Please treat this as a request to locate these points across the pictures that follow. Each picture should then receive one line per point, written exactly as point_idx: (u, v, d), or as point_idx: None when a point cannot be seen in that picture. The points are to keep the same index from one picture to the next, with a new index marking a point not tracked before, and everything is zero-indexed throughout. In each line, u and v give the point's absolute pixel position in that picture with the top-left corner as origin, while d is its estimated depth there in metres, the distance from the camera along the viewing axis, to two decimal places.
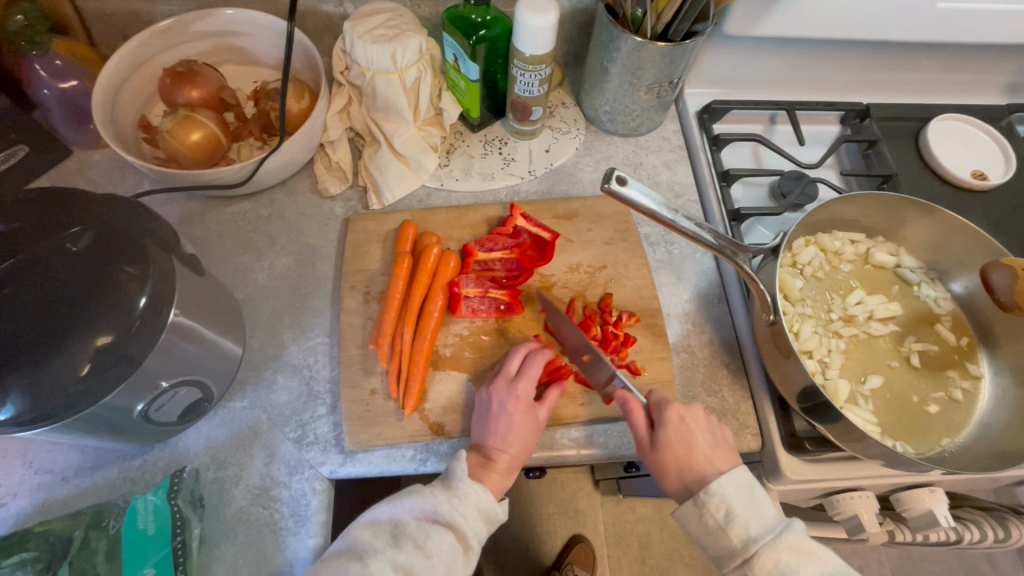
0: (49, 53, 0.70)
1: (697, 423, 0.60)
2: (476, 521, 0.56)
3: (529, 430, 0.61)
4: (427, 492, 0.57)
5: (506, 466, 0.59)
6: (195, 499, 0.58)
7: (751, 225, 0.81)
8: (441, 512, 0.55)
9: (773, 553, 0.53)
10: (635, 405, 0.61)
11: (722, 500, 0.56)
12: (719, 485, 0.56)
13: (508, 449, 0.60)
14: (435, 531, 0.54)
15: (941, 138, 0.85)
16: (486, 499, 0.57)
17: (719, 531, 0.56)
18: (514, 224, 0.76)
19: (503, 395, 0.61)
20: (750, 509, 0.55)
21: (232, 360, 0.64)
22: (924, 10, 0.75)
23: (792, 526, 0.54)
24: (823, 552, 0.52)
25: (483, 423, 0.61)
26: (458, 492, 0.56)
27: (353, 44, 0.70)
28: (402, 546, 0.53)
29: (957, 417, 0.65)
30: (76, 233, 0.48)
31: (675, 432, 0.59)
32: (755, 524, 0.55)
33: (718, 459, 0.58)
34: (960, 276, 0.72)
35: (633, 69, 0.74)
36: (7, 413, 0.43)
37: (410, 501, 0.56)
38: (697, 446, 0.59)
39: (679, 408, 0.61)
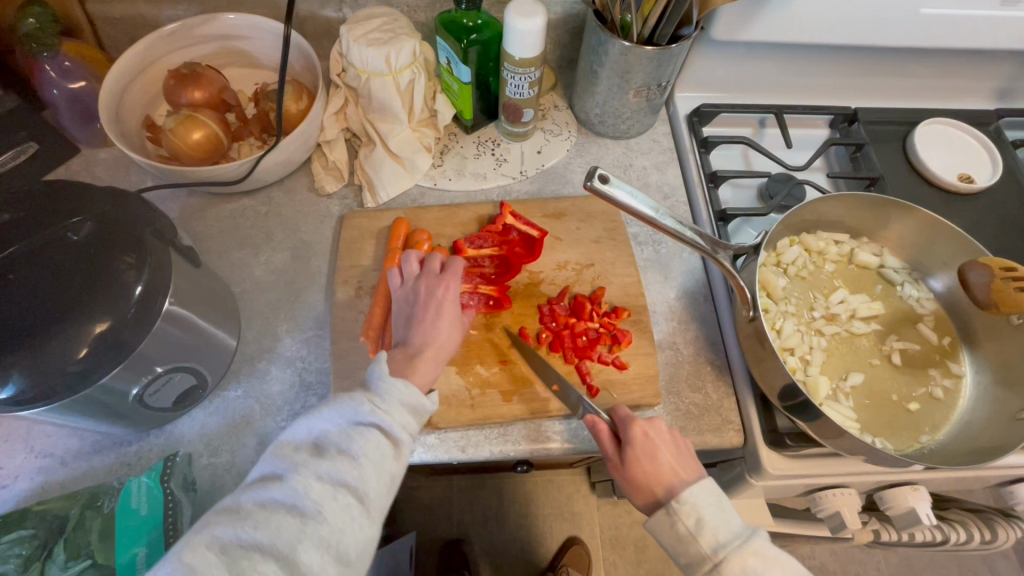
0: (58, 55, 0.72)
1: (662, 439, 0.59)
2: (403, 417, 0.54)
3: (454, 327, 0.63)
4: (346, 399, 0.53)
5: (429, 356, 0.60)
6: (187, 483, 0.60)
7: (739, 225, 0.82)
8: (363, 414, 0.52)
9: (741, 558, 0.52)
10: (602, 425, 0.61)
11: (693, 508, 0.54)
12: (689, 494, 0.54)
13: (433, 340, 0.61)
14: (360, 432, 0.51)
15: (929, 142, 0.86)
16: (410, 393, 0.55)
17: (691, 539, 0.53)
18: (503, 222, 0.78)
19: (430, 289, 0.65)
20: (719, 517, 0.54)
21: (226, 351, 0.67)
22: (908, 17, 0.76)
23: (758, 533, 0.53)
24: (785, 557, 0.52)
25: (410, 318, 0.63)
26: (379, 393, 0.53)
27: (349, 47, 0.72)
28: (327, 455, 0.50)
29: (937, 416, 0.65)
30: (77, 223, 0.51)
31: (641, 447, 0.58)
32: (724, 530, 0.53)
33: (685, 471, 0.57)
34: (941, 274, 0.73)
35: (621, 73, 0.76)
36: (8, 392, 0.45)
37: (329, 409, 0.52)
38: (664, 458, 0.57)
39: (642, 424, 0.60)
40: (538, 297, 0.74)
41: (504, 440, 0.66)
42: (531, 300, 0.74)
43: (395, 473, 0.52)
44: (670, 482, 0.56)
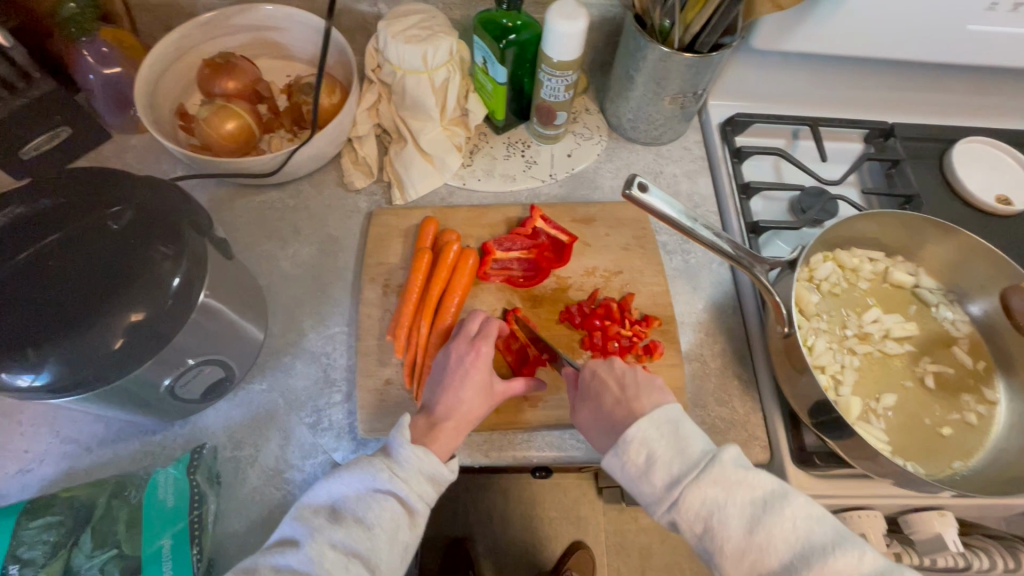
0: (97, 40, 0.73)
1: (611, 374, 0.61)
2: (421, 487, 0.55)
3: (481, 399, 0.61)
4: (365, 464, 0.55)
5: (451, 427, 0.59)
6: (212, 476, 0.60)
7: (769, 238, 0.81)
8: (381, 481, 0.54)
9: (698, 490, 0.51)
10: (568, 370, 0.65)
11: (642, 443, 0.55)
12: (635, 429, 0.55)
13: (457, 410, 0.60)
14: (377, 501, 0.53)
15: (967, 162, 0.84)
16: (430, 462, 0.55)
17: (644, 476, 0.54)
18: (533, 225, 0.77)
19: (462, 353, 0.64)
20: (671, 448, 0.54)
21: (253, 344, 0.67)
22: (954, 33, 0.75)
23: (717, 459, 0.52)
24: (751, 477, 0.51)
25: (439, 382, 0.62)
26: (399, 460, 0.55)
27: (387, 43, 0.72)
28: (343, 523, 0.52)
29: (970, 442, 0.64)
30: (117, 212, 0.50)
31: (590, 387, 0.61)
32: (679, 463, 0.53)
33: (632, 403, 0.58)
34: (979, 298, 0.71)
35: (658, 79, 0.75)
36: (42, 379, 0.45)
37: (350, 474, 0.54)
38: (610, 393, 0.60)
39: (592, 364, 0.63)
40: (565, 303, 0.73)
41: (529, 445, 0.66)
42: (558, 306, 0.73)
43: (408, 542, 0.54)
44: (618, 416, 0.58)
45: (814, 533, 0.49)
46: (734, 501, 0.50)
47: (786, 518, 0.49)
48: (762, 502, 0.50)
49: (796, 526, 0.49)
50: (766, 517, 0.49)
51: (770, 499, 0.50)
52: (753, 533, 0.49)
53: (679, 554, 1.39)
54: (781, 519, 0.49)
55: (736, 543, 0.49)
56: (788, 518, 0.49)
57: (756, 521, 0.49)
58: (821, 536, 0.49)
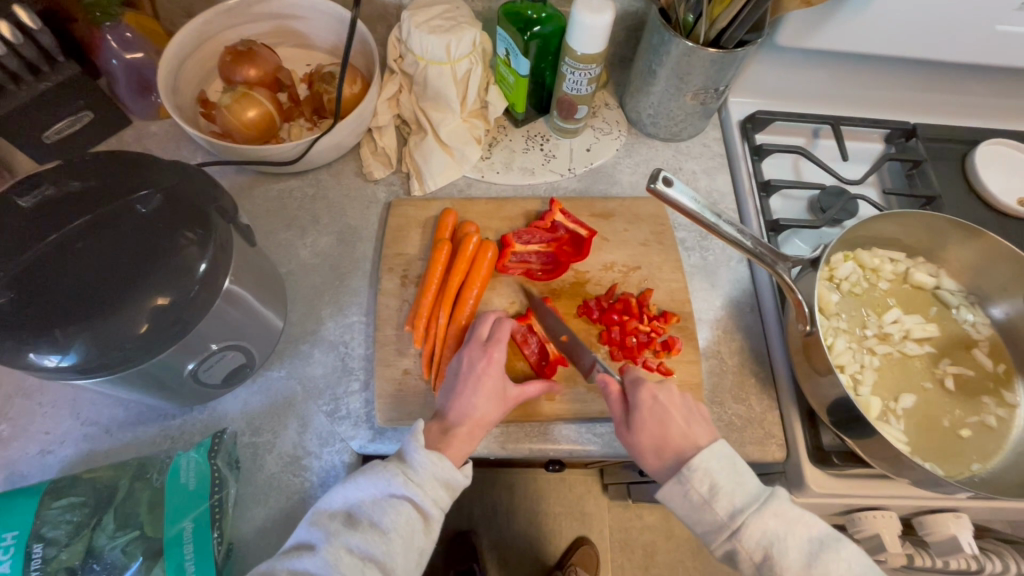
0: (121, 25, 0.73)
1: (672, 401, 0.60)
2: (435, 491, 0.56)
3: (495, 402, 0.61)
4: (380, 469, 0.56)
5: (465, 433, 0.59)
6: (232, 461, 0.60)
7: (788, 237, 0.81)
8: (396, 485, 0.54)
9: (760, 521, 0.53)
10: (613, 386, 0.62)
11: (705, 474, 0.55)
12: (701, 460, 0.56)
13: (471, 416, 0.60)
14: (392, 506, 0.54)
15: (989, 164, 0.84)
16: (444, 467, 0.56)
17: (705, 506, 0.55)
18: (552, 218, 0.77)
19: (473, 357, 0.64)
20: (732, 481, 0.55)
21: (273, 331, 0.67)
22: (981, 33, 0.74)
23: (777, 494, 0.54)
24: (807, 515, 0.53)
25: (452, 387, 0.62)
26: (413, 465, 0.56)
27: (410, 33, 0.71)
28: (359, 527, 0.52)
29: (989, 445, 0.64)
30: (146, 196, 0.51)
31: (650, 412, 0.60)
32: (740, 495, 0.54)
33: (696, 436, 0.58)
34: (1001, 301, 0.71)
35: (681, 74, 0.74)
36: (69, 360, 0.45)
37: (364, 479, 0.55)
38: (674, 423, 0.59)
39: (653, 388, 0.61)
40: (584, 297, 0.73)
41: (545, 438, 0.66)
42: (576, 300, 0.73)
43: (423, 546, 0.54)
44: (681, 447, 0.58)
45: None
46: (794, 533, 0.52)
47: (842, 558, 0.51)
48: (818, 538, 0.52)
49: (851, 566, 0.51)
50: (825, 551, 0.51)
51: (824, 537, 0.53)
52: (812, 568, 0.51)
53: (684, 552, 1.39)
54: (839, 557, 0.51)
55: (795, 574, 0.51)
56: (845, 558, 0.51)
57: (814, 556, 0.51)
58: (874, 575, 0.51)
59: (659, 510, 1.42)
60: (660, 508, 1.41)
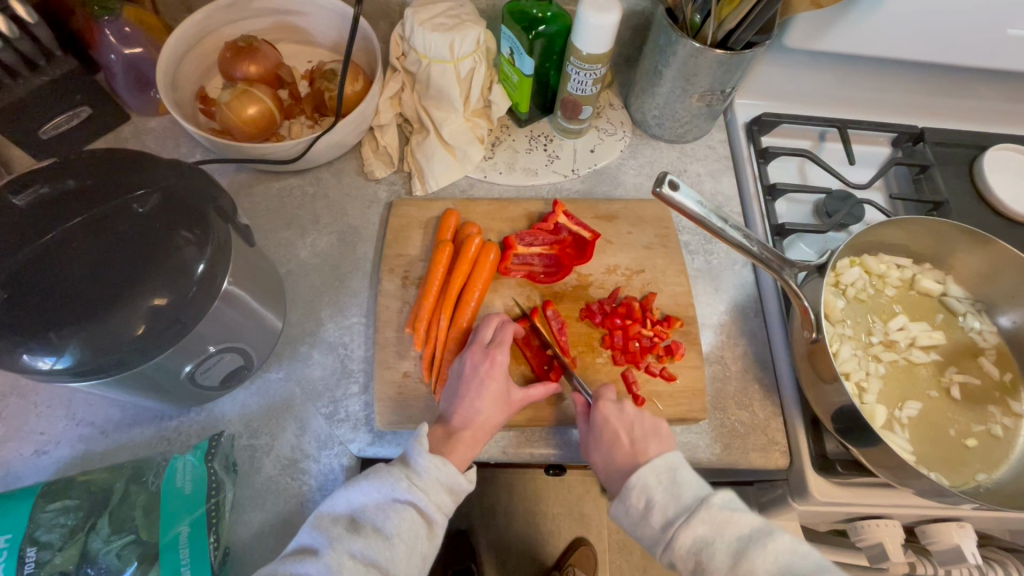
0: (119, 20, 0.71)
1: (623, 419, 0.60)
2: (438, 497, 0.55)
3: (498, 407, 0.61)
4: (384, 473, 0.55)
5: (469, 438, 0.58)
6: (229, 463, 0.59)
7: (793, 241, 0.80)
8: (400, 490, 0.54)
9: (689, 530, 0.51)
10: (578, 403, 0.63)
11: (643, 490, 0.55)
12: (639, 476, 0.55)
13: (475, 420, 0.59)
14: (396, 510, 0.53)
15: (998, 169, 0.83)
16: (448, 472, 0.56)
17: (644, 519, 0.54)
18: (555, 220, 0.76)
19: (476, 361, 0.63)
20: (668, 493, 0.54)
21: (272, 333, 0.66)
22: (992, 37, 0.73)
23: (707, 501, 0.52)
24: (738, 517, 0.51)
25: (455, 391, 0.62)
26: (417, 469, 0.55)
27: (413, 31, 0.70)
28: (362, 532, 0.52)
29: (996, 454, 0.63)
30: (142, 195, 0.50)
31: (603, 431, 0.60)
32: (673, 506, 0.53)
33: (641, 451, 0.58)
34: (1009, 309, 0.70)
35: (688, 75, 0.73)
36: (63, 363, 0.44)
37: (368, 483, 0.54)
38: (621, 442, 0.59)
39: (607, 406, 0.61)
40: (586, 301, 0.72)
41: (546, 443, 0.66)
42: (579, 303, 0.72)
43: (425, 552, 0.54)
44: (626, 464, 0.58)
45: (796, 568, 0.48)
46: (722, 537, 0.50)
47: (769, 552, 0.49)
48: (749, 539, 0.50)
49: (778, 560, 0.49)
50: (753, 552, 0.49)
51: (755, 535, 0.50)
52: (737, 569, 0.49)
53: None
54: (765, 553, 0.49)
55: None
56: (772, 553, 0.49)
57: (741, 556, 0.49)
58: (805, 569, 0.48)
59: None
60: None
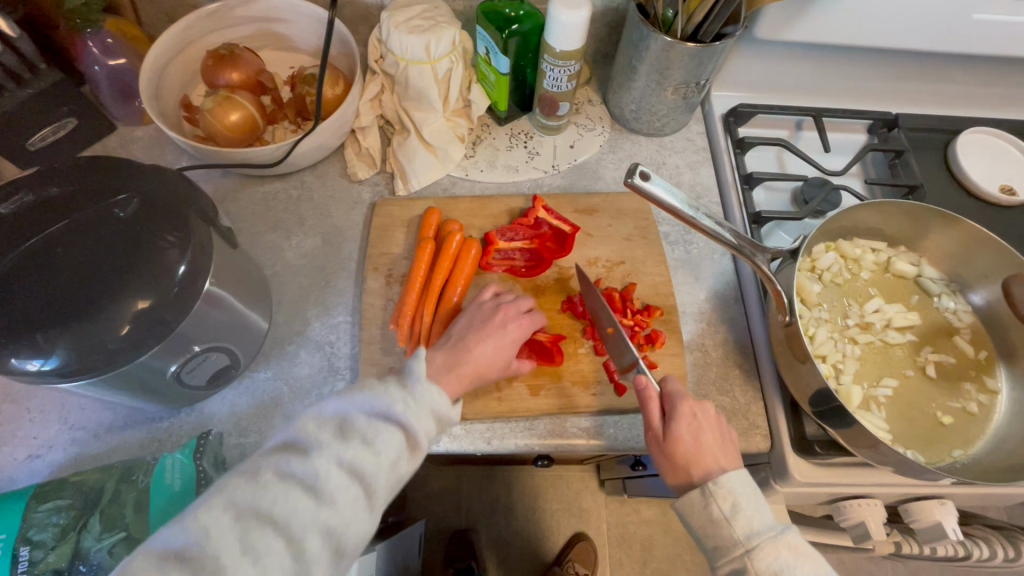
0: (102, 32, 0.73)
1: (709, 423, 0.60)
2: (428, 423, 0.54)
3: (497, 357, 0.64)
4: (379, 389, 0.54)
5: (466, 372, 0.62)
6: (218, 461, 0.61)
7: (772, 229, 0.81)
8: (393, 410, 0.53)
9: (774, 548, 0.52)
10: (653, 394, 0.60)
11: (730, 492, 0.55)
12: (727, 478, 0.55)
13: (475, 359, 0.63)
14: (386, 428, 0.52)
15: (972, 152, 0.84)
16: (441, 401, 0.56)
17: (723, 521, 0.54)
18: (535, 215, 0.77)
19: (488, 316, 0.67)
20: (753, 506, 0.54)
21: (258, 333, 0.67)
22: (959, 21, 0.74)
23: (791, 528, 0.54)
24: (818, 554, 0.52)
25: (462, 335, 0.65)
26: (413, 392, 0.55)
27: (390, 33, 0.72)
28: (350, 441, 0.51)
29: (972, 431, 0.64)
30: (124, 200, 0.51)
31: (688, 426, 0.59)
32: (757, 521, 0.54)
33: (724, 456, 0.58)
34: (981, 288, 0.71)
35: (661, 69, 0.74)
36: (51, 364, 0.45)
37: (362, 397, 0.53)
38: (708, 442, 0.58)
39: (693, 405, 0.60)
40: (568, 293, 0.74)
41: (530, 433, 0.67)
42: (561, 295, 0.74)
43: (406, 472, 0.53)
44: (708, 462, 0.57)
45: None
46: (806, 565, 0.51)
47: None
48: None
49: None
50: None
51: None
52: None
53: (680, 546, 1.39)
54: None
55: None
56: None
57: None
58: None
59: (655, 505, 1.42)
60: (656, 502, 1.41)
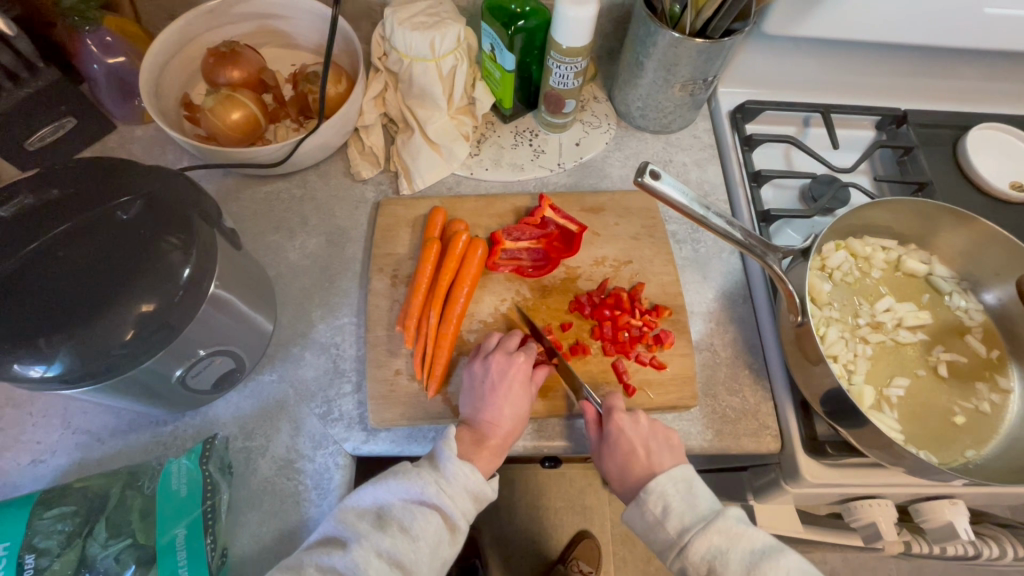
0: (100, 29, 0.72)
1: (636, 433, 0.61)
2: (464, 503, 0.57)
3: (523, 412, 0.62)
4: (413, 474, 0.57)
5: (496, 444, 0.60)
6: (224, 466, 0.60)
7: (780, 227, 0.80)
8: (428, 495, 0.56)
9: (705, 538, 0.54)
10: (589, 410, 0.63)
11: (660, 496, 0.58)
12: (657, 486, 0.58)
13: (502, 427, 0.60)
14: (423, 513, 0.55)
15: (982, 148, 0.83)
16: (475, 480, 0.57)
17: (659, 524, 0.57)
18: (542, 214, 0.77)
19: (503, 365, 0.63)
20: (686, 502, 0.57)
21: (263, 335, 0.66)
22: (971, 15, 0.73)
23: (723, 512, 0.56)
24: (749, 532, 0.55)
25: (481, 395, 0.62)
26: (446, 474, 0.57)
27: (393, 30, 0.71)
28: (388, 531, 0.54)
29: (984, 430, 0.64)
30: (126, 202, 0.50)
31: (615, 442, 0.61)
32: (689, 515, 0.56)
33: (653, 464, 0.60)
34: (994, 286, 0.70)
35: (669, 65, 0.73)
36: (55, 370, 0.44)
37: (396, 483, 0.56)
38: (635, 455, 0.60)
39: (621, 417, 0.61)
40: (575, 293, 0.73)
41: (538, 436, 0.66)
42: (567, 296, 0.72)
43: (446, 555, 0.56)
44: (639, 474, 0.60)
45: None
46: (738, 547, 0.53)
47: (781, 567, 0.53)
48: (762, 549, 0.54)
49: (790, 575, 0.52)
50: (766, 562, 0.53)
51: (769, 550, 0.54)
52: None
53: None
54: (778, 566, 0.53)
55: None
56: (784, 566, 0.53)
57: (755, 567, 0.52)
58: None
59: None
60: None
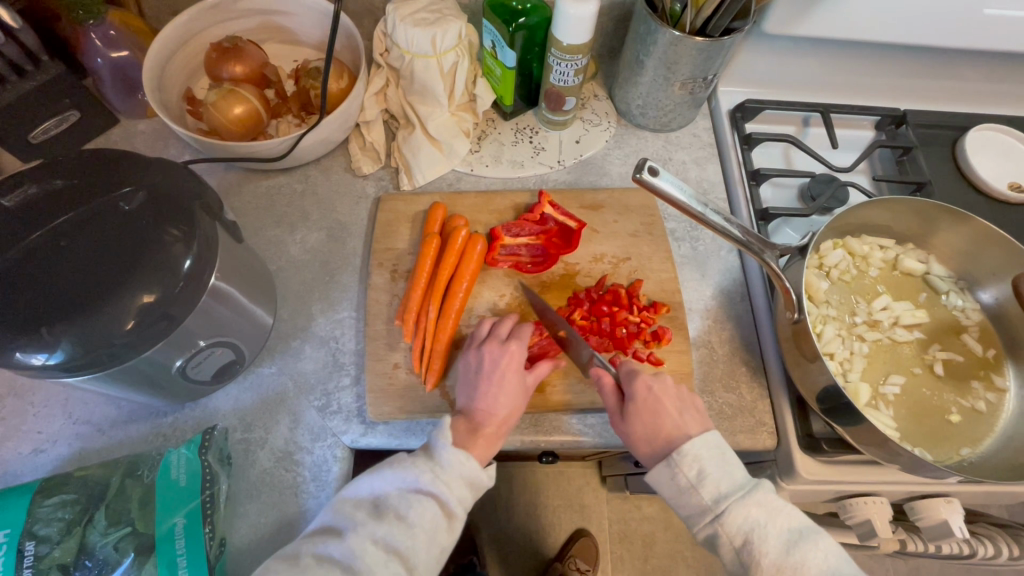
0: (104, 23, 0.72)
1: (664, 393, 0.61)
2: (460, 490, 0.57)
3: (518, 399, 0.62)
4: (407, 464, 0.57)
5: (492, 431, 0.60)
6: (223, 456, 0.60)
7: (779, 226, 0.81)
8: (423, 482, 0.56)
9: (743, 508, 0.54)
10: (607, 378, 0.62)
11: (694, 459, 0.57)
12: (691, 446, 0.57)
13: (496, 415, 0.61)
14: (418, 501, 0.55)
15: (980, 149, 0.84)
16: (470, 467, 0.57)
17: (692, 489, 0.56)
18: (541, 211, 0.77)
19: (496, 355, 0.64)
20: (721, 470, 0.56)
21: (263, 328, 0.67)
22: (970, 16, 0.73)
23: (761, 485, 0.55)
24: (789, 508, 0.54)
25: (475, 385, 0.63)
26: (440, 462, 0.57)
27: (395, 26, 0.71)
28: (384, 519, 0.54)
29: (980, 429, 0.64)
30: (129, 193, 0.51)
31: (644, 403, 0.60)
32: (727, 483, 0.55)
33: (684, 426, 0.59)
34: (990, 286, 0.71)
35: (669, 64, 0.74)
36: (56, 358, 0.45)
37: (391, 472, 0.57)
38: (666, 414, 0.60)
39: (646, 378, 0.62)
40: (574, 289, 0.73)
41: (535, 430, 0.66)
42: (566, 292, 0.73)
43: (444, 544, 0.56)
44: (671, 435, 0.59)
45: (842, 567, 0.51)
46: (776, 521, 0.53)
47: (819, 548, 0.52)
48: (801, 529, 0.53)
49: (827, 557, 0.51)
50: (804, 541, 0.52)
51: (807, 530, 0.53)
52: (789, 552, 0.51)
53: (681, 542, 1.39)
54: (816, 547, 0.51)
55: (772, 558, 0.51)
56: (822, 548, 0.52)
57: (793, 543, 0.52)
58: (849, 570, 0.51)
59: (657, 501, 1.42)
60: (658, 499, 1.41)
